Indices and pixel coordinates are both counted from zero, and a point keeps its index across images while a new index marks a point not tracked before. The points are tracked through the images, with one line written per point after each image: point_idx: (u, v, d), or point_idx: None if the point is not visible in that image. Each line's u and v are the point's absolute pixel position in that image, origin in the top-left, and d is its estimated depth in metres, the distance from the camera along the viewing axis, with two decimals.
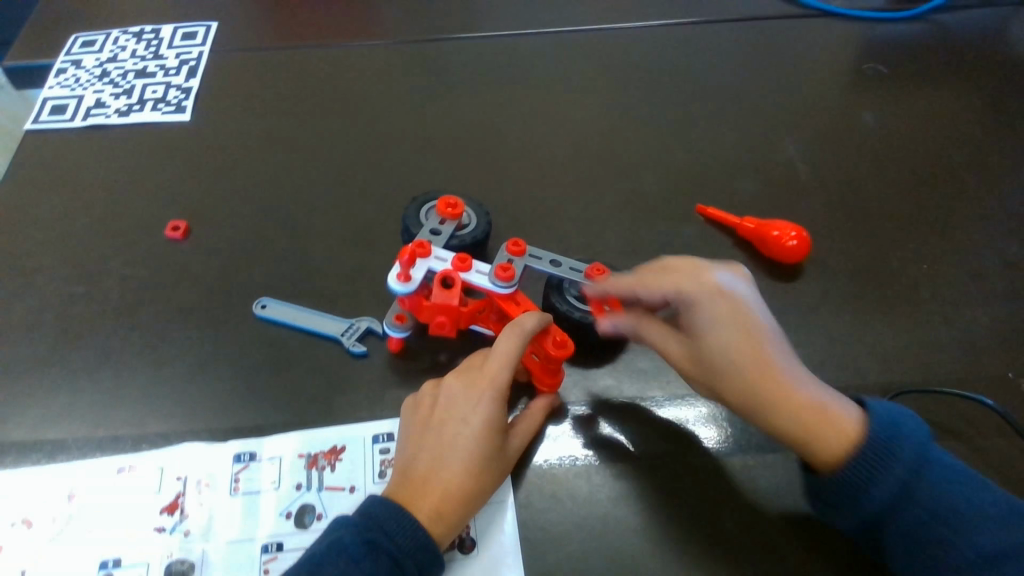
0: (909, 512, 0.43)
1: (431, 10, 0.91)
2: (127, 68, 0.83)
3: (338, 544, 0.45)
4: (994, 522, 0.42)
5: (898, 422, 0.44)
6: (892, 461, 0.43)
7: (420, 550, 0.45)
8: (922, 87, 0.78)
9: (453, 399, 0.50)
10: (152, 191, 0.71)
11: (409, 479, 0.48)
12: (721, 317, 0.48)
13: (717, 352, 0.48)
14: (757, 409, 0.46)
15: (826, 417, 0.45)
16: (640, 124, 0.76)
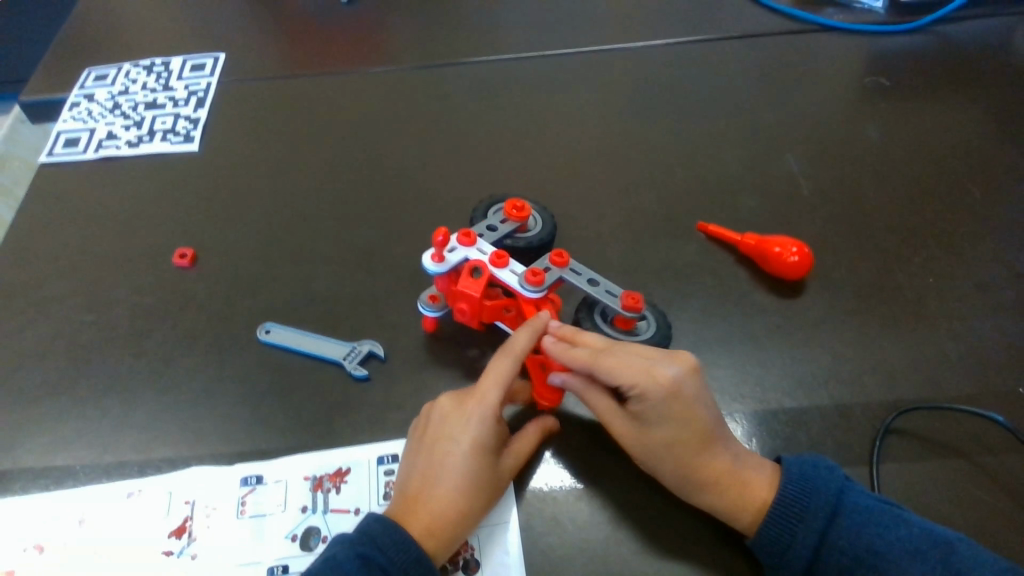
0: (833, 563, 0.45)
1: (434, 36, 0.92)
2: (138, 99, 0.85)
3: (332, 557, 0.45)
4: (914, 558, 0.43)
5: (807, 479, 0.47)
6: (807, 515, 0.46)
7: (415, 563, 0.45)
8: (924, 100, 0.78)
9: (446, 420, 0.50)
10: (161, 220, 0.73)
11: (404, 498, 0.48)
12: (671, 416, 0.47)
13: (641, 445, 0.49)
14: (683, 487, 0.48)
15: (755, 488, 0.48)
16: (639, 144, 0.76)
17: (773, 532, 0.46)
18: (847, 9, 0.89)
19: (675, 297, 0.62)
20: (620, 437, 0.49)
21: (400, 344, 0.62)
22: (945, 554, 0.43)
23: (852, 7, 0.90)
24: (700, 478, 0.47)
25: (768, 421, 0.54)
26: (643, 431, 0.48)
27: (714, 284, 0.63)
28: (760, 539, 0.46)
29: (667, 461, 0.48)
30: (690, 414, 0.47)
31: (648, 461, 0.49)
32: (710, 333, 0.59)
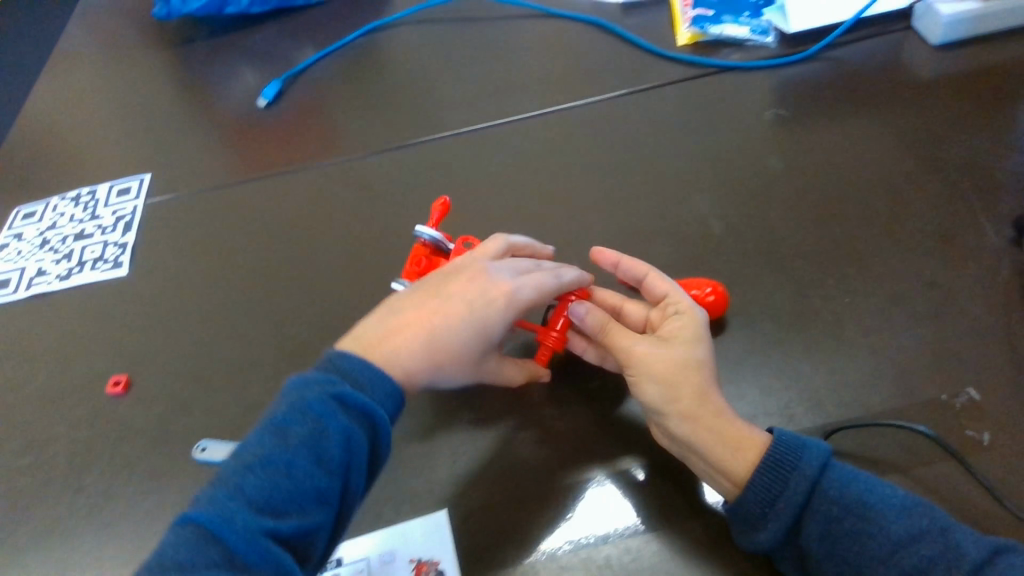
0: (824, 513, 0.49)
1: (352, 127, 0.95)
2: (66, 233, 0.86)
3: (306, 403, 0.51)
4: (899, 510, 0.47)
5: (804, 438, 0.51)
6: (800, 468, 0.50)
7: (389, 399, 0.53)
8: (822, 122, 0.81)
9: (461, 284, 0.58)
10: (95, 349, 0.73)
11: (395, 326, 0.56)
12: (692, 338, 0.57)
13: (668, 362, 0.55)
14: (697, 410, 0.53)
15: (748, 439, 0.52)
16: (556, 205, 0.78)
17: (767, 481, 0.50)
18: (742, 47, 0.91)
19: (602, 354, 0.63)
20: (650, 361, 0.55)
21: None
22: (929, 513, 0.47)
23: (746, 45, 0.91)
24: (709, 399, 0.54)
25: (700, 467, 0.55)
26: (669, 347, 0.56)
27: None
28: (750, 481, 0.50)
29: (689, 382, 0.54)
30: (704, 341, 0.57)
31: (673, 377, 0.54)
32: None
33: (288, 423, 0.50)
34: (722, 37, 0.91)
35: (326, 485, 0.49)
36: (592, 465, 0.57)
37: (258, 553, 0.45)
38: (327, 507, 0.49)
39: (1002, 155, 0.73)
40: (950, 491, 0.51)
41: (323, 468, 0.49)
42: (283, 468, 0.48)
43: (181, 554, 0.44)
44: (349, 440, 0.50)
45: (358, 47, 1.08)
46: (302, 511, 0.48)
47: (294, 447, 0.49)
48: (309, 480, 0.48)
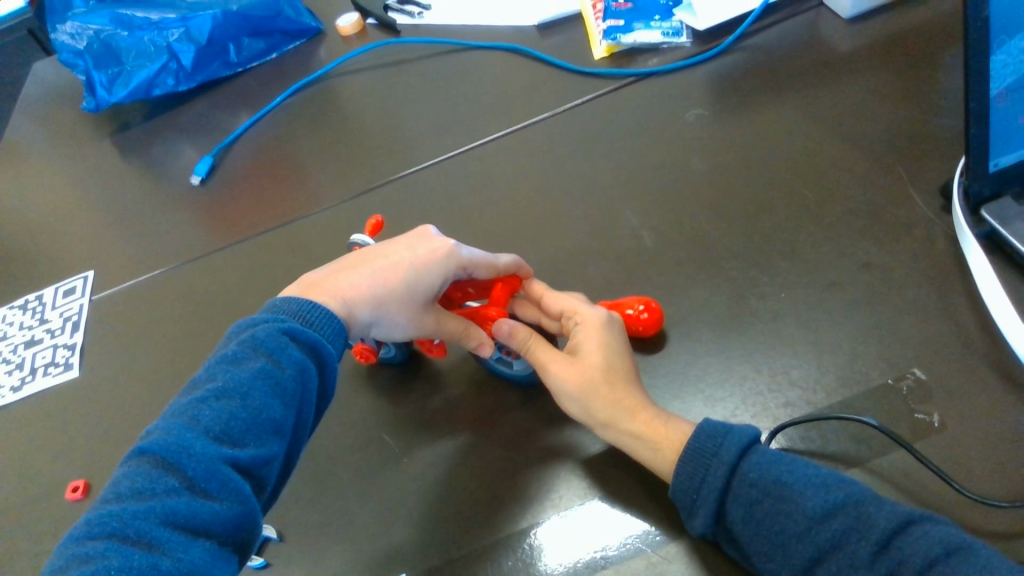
0: (745, 495, 0.47)
1: (287, 189, 0.95)
2: (17, 341, 0.86)
3: (256, 340, 0.54)
4: (818, 487, 0.45)
5: (727, 426, 0.50)
6: (721, 450, 0.49)
7: (338, 334, 0.57)
8: (743, 114, 0.80)
9: (407, 240, 0.64)
10: (52, 456, 0.73)
11: (343, 269, 0.62)
12: (606, 345, 0.58)
13: (605, 356, 0.57)
14: (637, 393, 0.56)
15: (674, 437, 0.53)
16: (490, 238, 0.77)
17: (691, 462, 0.49)
18: (657, 51, 0.91)
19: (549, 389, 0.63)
20: (590, 357, 0.57)
21: (292, 516, 0.60)
22: (846, 487, 0.45)
23: (661, 49, 0.91)
24: (626, 400, 0.55)
25: (657, 492, 0.54)
26: (581, 362, 0.57)
27: None
28: (675, 469, 0.50)
29: (624, 369, 0.57)
30: (621, 345, 0.59)
31: (587, 388, 0.56)
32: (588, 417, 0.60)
33: (239, 361, 0.53)
34: (636, 44, 0.92)
35: (280, 416, 0.52)
36: (546, 504, 0.56)
37: (220, 478, 0.47)
38: (281, 437, 0.52)
39: (925, 121, 0.72)
40: (907, 479, 0.50)
41: (278, 398, 0.52)
42: (238, 399, 0.51)
43: (141, 485, 0.46)
44: (301, 371, 0.54)
45: (286, 107, 1.08)
46: (258, 441, 0.50)
47: (247, 381, 0.52)
48: (264, 410, 0.51)
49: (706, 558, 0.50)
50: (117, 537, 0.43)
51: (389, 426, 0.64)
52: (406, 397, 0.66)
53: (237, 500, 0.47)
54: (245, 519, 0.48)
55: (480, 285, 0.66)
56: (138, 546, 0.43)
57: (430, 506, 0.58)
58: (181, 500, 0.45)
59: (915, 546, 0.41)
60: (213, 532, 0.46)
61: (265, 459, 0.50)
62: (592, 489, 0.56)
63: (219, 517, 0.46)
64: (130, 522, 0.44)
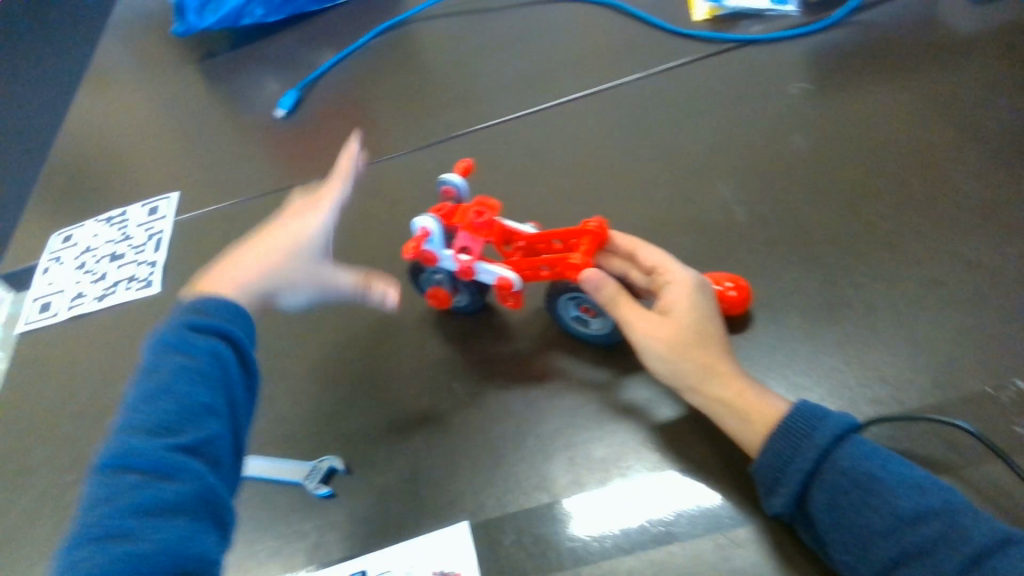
0: (833, 482, 0.46)
1: (369, 129, 0.94)
2: (101, 254, 0.89)
3: (161, 342, 0.52)
4: (912, 488, 0.44)
5: (823, 411, 0.49)
6: (815, 435, 0.47)
7: (236, 317, 0.55)
8: (851, 93, 0.76)
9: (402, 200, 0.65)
10: (129, 369, 0.75)
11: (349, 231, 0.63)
12: (697, 307, 0.56)
13: (697, 321, 0.56)
14: (728, 362, 0.54)
15: (767, 410, 0.51)
16: (574, 198, 0.76)
17: (781, 442, 0.48)
18: (762, 18, 0.87)
19: (626, 356, 0.62)
20: (683, 321, 0.56)
21: (359, 452, 0.61)
22: (944, 493, 0.44)
23: (766, 16, 0.87)
24: (719, 368, 0.54)
25: (729, 474, 0.53)
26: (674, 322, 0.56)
27: None
28: (767, 445, 0.49)
29: (716, 336, 0.56)
30: (713, 311, 0.57)
31: (680, 350, 0.54)
32: (664, 390, 0.59)
33: (152, 367, 0.51)
34: (741, 9, 0.88)
35: (213, 399, 0.50)
36: (614, 471, 0.55)
37: (171, 464, 0.45)
38: (219, 417, 0.50)
39: None
40: (998, 493, 0.48)
41: (201, 385, 0.50)
42: (162, 396, 0.49)
43: (104, 490, 0.45)
44: (212, 355, 0.52)
45: (373, 46, 1.07)
46: (197, 425, 0.48)
47: (161, 381, 0.50)
48: (191, 398, 0.49)
49: (776, 545, 0.49)
50: (96, 538, 0.43)
51: (460, 374, 0.64)
52: (478, 349, 0.66)
53: (195, 479, 0.46)
54: (210, 495, 0.46)
55: (566, 239, 0.63)
56: (116, 542, 0.42)
57: (496, 460, 0.58)
58: (145, 493, 0.44)
59: (1009, 567, 0.40)
60: (183, 514, 0.45)
61: (207, 440, 0.48)
62: (664, 461, 0.55)
63: (180, 499, 0.45)
64: (99, 524, 0.43)
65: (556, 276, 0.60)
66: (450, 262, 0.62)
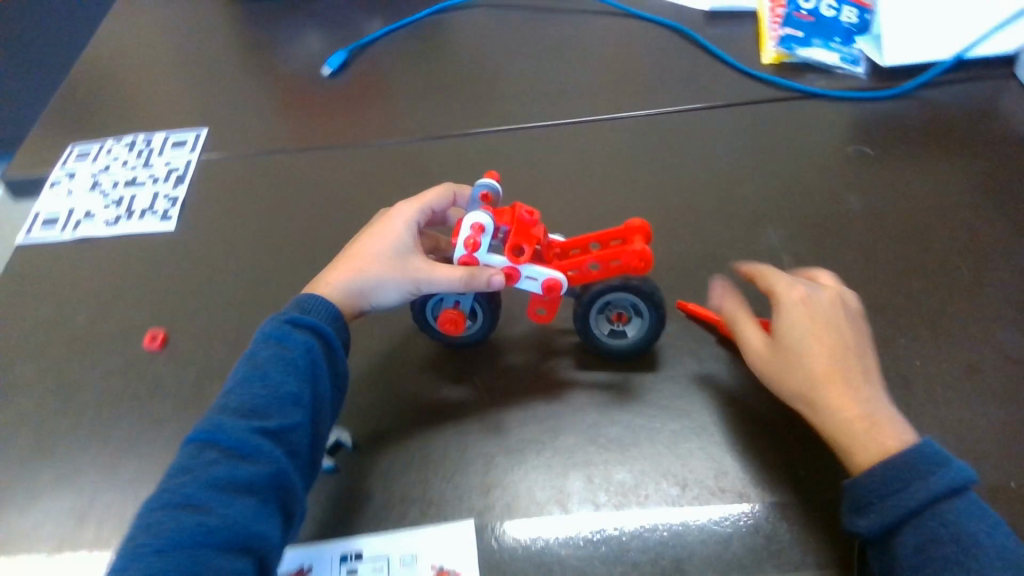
0: (932, 525, 0.45)
1: (415, 102, 0.92)
2: (118, 177, 0.86)
3: (261, 334, 0.55)
4: (1004, 561, 0.44)
5: (945, 457, 0.47)
6: (931, 478, 0.46)
7: (335, 318, 0.58)
8: (907, 166, 0.76)
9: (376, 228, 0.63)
10: (134, 302, 0.73)
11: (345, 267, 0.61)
12: (830, 322, 0.54)
13: (832, 332, 0.53)
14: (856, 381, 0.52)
15: (880, 438, 0.49)
16: (620, 216, 0.75)
17: (897, 470, 0.46)
18: (829, 74, 0.87)
19: (655, 383, 0.61)
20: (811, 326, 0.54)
21: (370, 433, 0.60)
22: None
23: (834, 73, 0.87)
24: (845, 383, 0.51)
25: (748, 520, 0.52)
26: (790, 338, 0.54)
27: (692, 369, 0.61)
28: (876, 468, 0.47)
29: (852, 353, 0.53)
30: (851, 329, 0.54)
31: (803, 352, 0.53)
32: (692, 423, 0.58)
33: (250, 354, 0.54)
34: (810, 61, 0.88)
35: (297, 390, 0.52)
36: (630, 498, 0.54)
37: (253, 444, 0.48)
38: (304, 407, 0.52)
39: None
40: None
41: (288, 376, 0.53)
42: (256, 381, 0.52)
43: (185, 463, 0.48)
44: (307, 351, 0.54)
45: (431, 22, 1.04)
46: (281, 412, 0.51)
47: (257, 367, 0.53)
48: (279, 386, 0.52)
49: None
50: (170, 504, 0.45)
51: (484, 371, 0.63)
52: (505, 350, 0.65)
53: (272, 461, 0.48)
54: (282, 481, 0.48)
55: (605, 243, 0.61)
56: (187, 510, 0.45)
57: (510, 464, 0.57)
58: (220, 468, 0.47)
59: None
60: (255, 492, 0.47)
61: (291, 427, 0.51)
62: (684, 496, 0.54)
63: (255, 478, 0.47)
64: (180, 491, 0.46)
65: (607, 273, 0.58)
66: (495, 260, 0.58)
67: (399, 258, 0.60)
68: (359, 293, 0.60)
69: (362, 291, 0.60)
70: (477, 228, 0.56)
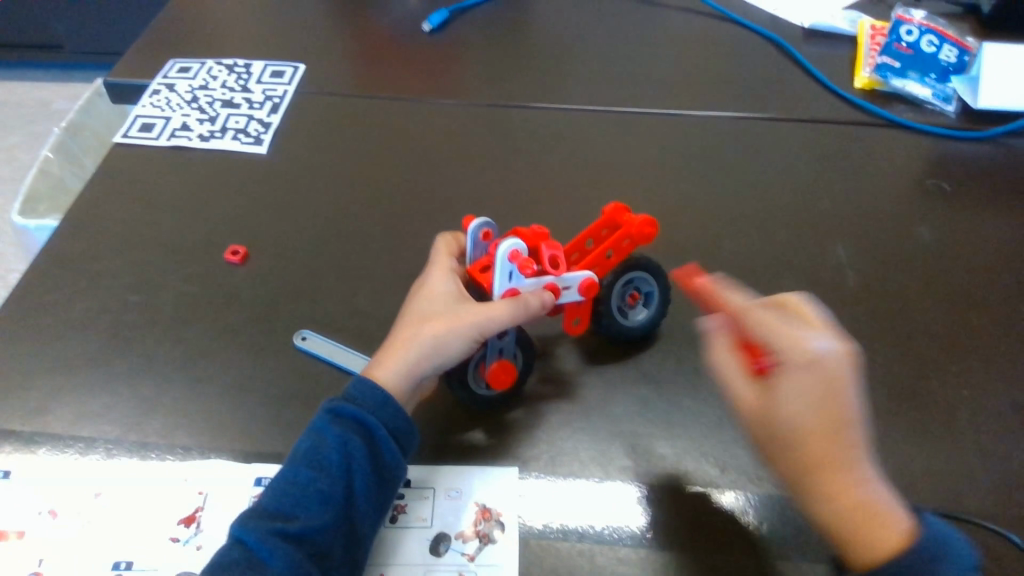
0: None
1: (508, 70, 0.94)
2: (215, 96, 0.89)
3: (310, 424, 0.52)
4: None
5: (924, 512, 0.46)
6: (934, 572, 0.42)
7: (382, 406, 0.52)
8: (983, 208, 0.77)
9: (416, 294, 0.58)
10: (218, 216, 0.76)
11: (390, 345, 0.55)
12: (814, 397, 0.44)
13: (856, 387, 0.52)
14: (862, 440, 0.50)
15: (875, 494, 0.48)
16: (693, 209, 0.77)
17: (897, 567, 0.42)
18: (918, 107, 0.88)
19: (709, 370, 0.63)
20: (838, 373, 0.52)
21: None
22: None
23: (923, 107, 0.88)
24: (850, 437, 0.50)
25: (783, 510, 0.54)
26: (771, 400, 0.46)
27: None
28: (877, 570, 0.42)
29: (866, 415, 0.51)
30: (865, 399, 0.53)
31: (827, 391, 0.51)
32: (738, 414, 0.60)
33: (297, 444, 0.52)
34: (902, 91, 0.89)
35: (327, 489, 0.49)
36: (669, 472, 0.56)
37: (270, 547, 0.46)
38: (335, 504, 0.49)
39: None
40: None
41: (320, 475, 0.49)
42: (291, 478, 0.50)
43: (214, 562, 0.47)
44: (343, 444, 0.50)
45: None
46: (307, 514, 0.48)
47: (296, 463, 0.50)
48: (308, 487, 0.49)
49: None
50: None
51: (544, 335, 0.66)
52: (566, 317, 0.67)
53: (285, 575, 0.46)
54: None
55: (599, 235, 0.61)
56: None
57: (559, 423, 0.60)
58: (237, 572, 0.46)
59: None
60: None
61: (316, 528, 0.48)
62: (722, 478, 0.56)
63: None
64: None
65: (621, 252, 0.59)
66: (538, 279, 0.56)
67: (448, 312, 0.55)
68: (423, 360, 0.53)
69: (425, 355, 0.54)
70: (512, 255, 0.54)
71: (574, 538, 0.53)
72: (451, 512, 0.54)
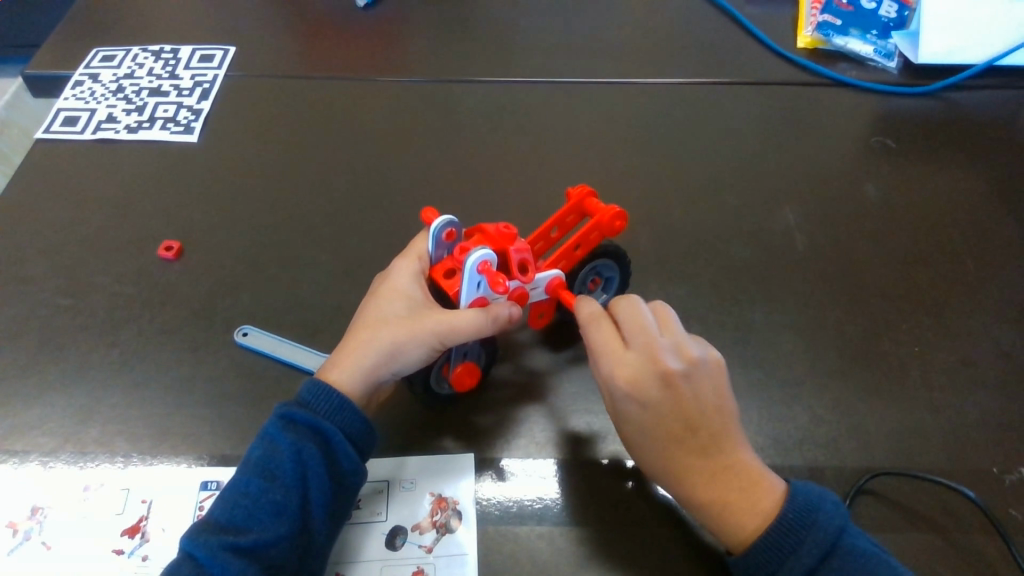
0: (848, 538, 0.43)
1: (449, 44, 0.91)
2: (142, 84, 0.85)
3: (261, 431, 0.50)
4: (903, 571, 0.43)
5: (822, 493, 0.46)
6: (808, 537, 0.43)
7: (338, 410, 0.49)
8: (926, 162, 0.77)
9: (376, 293, 0.54)
10: (151, 211, 0.73)
11: (347, 349, 0.53)
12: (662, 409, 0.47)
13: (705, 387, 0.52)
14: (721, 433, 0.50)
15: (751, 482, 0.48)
16: (641, 179, 0.76)
17: (770, 543, 0.44)
18: (861, 65, 0.88)
19: None
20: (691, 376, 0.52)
21: None
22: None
23: (865, 64, 0.88)
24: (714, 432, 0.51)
25: None
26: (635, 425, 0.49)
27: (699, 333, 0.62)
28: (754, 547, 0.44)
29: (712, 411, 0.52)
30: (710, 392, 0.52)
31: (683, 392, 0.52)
32: None
33: (248, 453, 0.49)
34: (844, 49, 0.88)
35: (281, 499, 0.46)
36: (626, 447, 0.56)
37: (221, 564, 0.44)
38: (291, 515, 0.46)
39: None
40: (984, 565, 0.49)
41: (273, 486, 0.47)
42: (241, 489, 0.47)
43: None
44: (297, 452, 0.48)
45: None
46: (260, 526, 0.46)
47: (248, 472, 0.48)
48: (260, 499, 0.46)
49: None
50: None
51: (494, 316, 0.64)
52: None
53: None
54: None
55: (563, 224, 0.59)
56: None
57: (512, 405, 0.59)
58: None
59: None
60: None
61: (270, 541, 0.45)
62: None
63: None
64: None
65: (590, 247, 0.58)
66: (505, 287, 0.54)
67: (409, 317, 0.52)
68: (380, 367, 0.51)
69: (382, 362, 0.51)
70: (483, 267, 0.50)
71: (533, 522, 0.52)
72: (406, 503, 0.53)
